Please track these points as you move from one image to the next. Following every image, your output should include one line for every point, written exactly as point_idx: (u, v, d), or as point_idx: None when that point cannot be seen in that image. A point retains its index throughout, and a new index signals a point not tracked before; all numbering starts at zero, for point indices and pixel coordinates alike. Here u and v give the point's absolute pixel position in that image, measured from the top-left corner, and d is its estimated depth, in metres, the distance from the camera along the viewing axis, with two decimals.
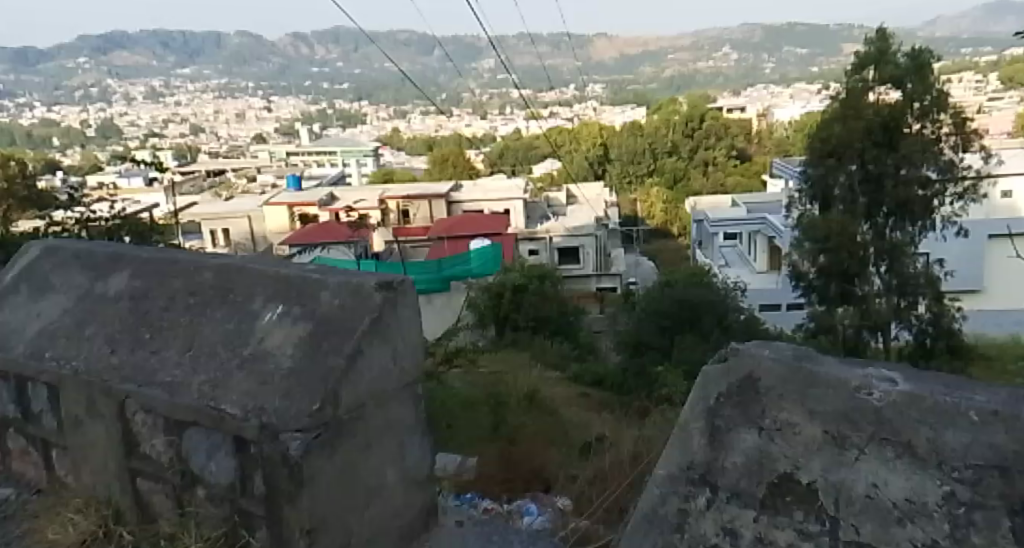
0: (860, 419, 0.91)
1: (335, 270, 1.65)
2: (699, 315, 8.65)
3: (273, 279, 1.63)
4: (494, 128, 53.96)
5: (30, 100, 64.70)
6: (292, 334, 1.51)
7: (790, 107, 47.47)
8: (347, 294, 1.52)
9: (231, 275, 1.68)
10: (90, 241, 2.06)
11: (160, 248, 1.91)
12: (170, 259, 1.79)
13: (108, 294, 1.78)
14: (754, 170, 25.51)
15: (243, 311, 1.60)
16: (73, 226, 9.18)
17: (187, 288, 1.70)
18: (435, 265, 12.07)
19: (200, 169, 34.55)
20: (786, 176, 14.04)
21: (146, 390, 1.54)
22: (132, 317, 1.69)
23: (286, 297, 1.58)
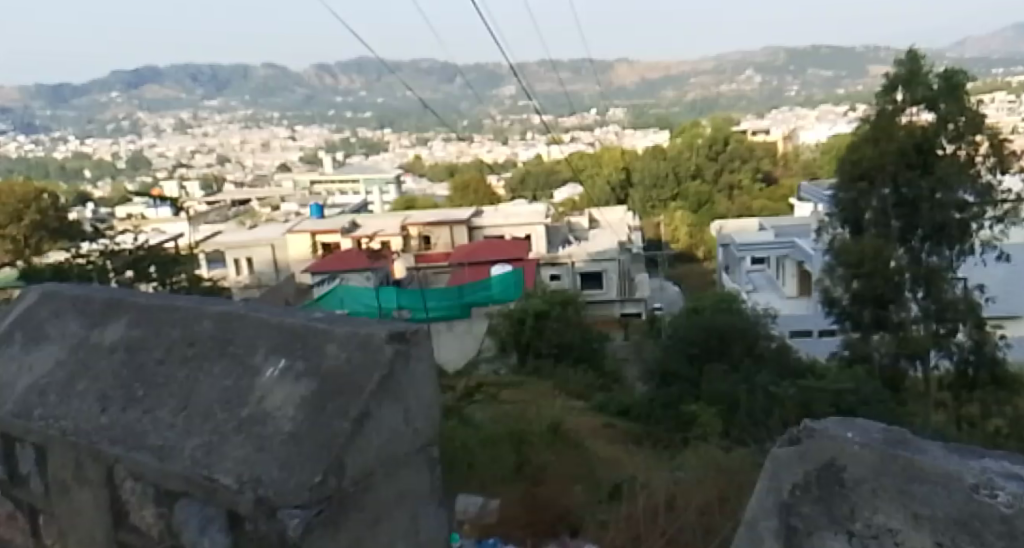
0: (979, 527, 1.07)
1: (340, 320, 1.65)
2: (728, 344, 8.48)
3: (277, 329, 1.64)
4: (516, 153, 54.12)
5: (63, 135, 66.16)
6: (294, 392, 1.50)
7: (815, 130, 47.07)
8: (355, 347, 1.51)
9: (229, 327, 1.70)
10: (87, 287, 2.13)
11: (159, 293, 1.94)
12: (168, 307, 1.82)
13: (103, 345, 1.82)
14: (779, 193, 25.30)
15: (241, 364, 1.61)
16: (98, 258, 9.32)
17: (187, 339, 1.73)
18: (456, 291, 11.92)
19: (225, 198, 35.04)
20: (815, 199, 13.82)
21: (134, 455, 1.57)
22: (124, 373, 1.73)
23: (289, 351, 1.57)
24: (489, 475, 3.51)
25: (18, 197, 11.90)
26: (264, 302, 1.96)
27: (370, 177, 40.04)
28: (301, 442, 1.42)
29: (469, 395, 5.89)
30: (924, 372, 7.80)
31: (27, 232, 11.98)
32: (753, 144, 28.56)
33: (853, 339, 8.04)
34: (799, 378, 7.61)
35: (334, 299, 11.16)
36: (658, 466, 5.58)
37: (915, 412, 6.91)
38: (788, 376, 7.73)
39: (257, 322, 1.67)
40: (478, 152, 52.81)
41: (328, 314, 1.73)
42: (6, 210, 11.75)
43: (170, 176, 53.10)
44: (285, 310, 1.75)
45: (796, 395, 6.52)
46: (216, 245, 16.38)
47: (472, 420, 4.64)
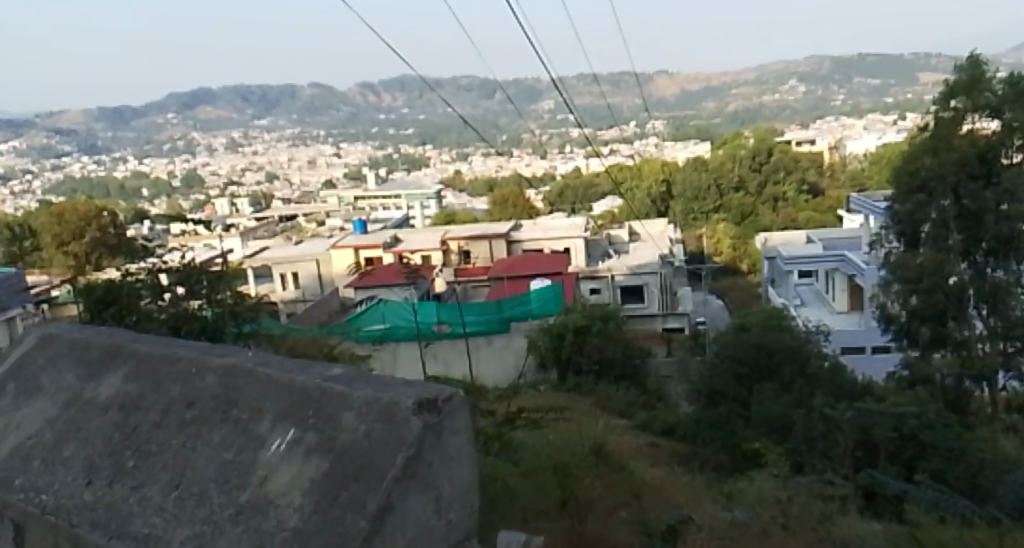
0: None
1: (348, 384, 2.28)
2: (779, 363, 8.14)
3: (285, 391, 2.30)
4: (556, 166, 53.78)
5: (119, 155, 67.81)
6: (305, 463, 2.07)
7: (866, 138, 45.67)
8: (378, 419, 2.10)
9: (233, 389, 2.39)
10: (78, 339, 3.00)
11: (138, 356, 2.75)
12: (158, 375, 2.59)
13: (98, 402, 2.62)
14: (827, 204, 24.67)
15: (247, 431, 2.24)
16: (148, 275, 9.15)
17: (183, 400, 2.45)
18: (496, 305, 11.62)
19: (271, 214, 35.41)
20: (866, 211, 13.39)
21: (119, 539, 2.15)
22: (120, 439, 2.43)
23: (296, 427, 2.17)
24: (531, 509, 3.39)
25: (80, 216, 14.02)
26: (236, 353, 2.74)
27: (411, 192, 40.27)
28: (310, 533, 1.91)
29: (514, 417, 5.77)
30: (989, 393, 7.47)
31: (88, 248, 13.50)
32: (798, 155, 28.14)
33: (913, 358, 7.71)
34: (855, 400, 7.33)
35: (373, 313, 11.08)
36: (708, 498, 5.43)
37: (982, 436, 6.58)
38: (843, 398, 7.45)
39: (260, 390, 2.34)
40: (518, 164, 52.65)
41: (334, 374, 2.38)
42: (71, 228, 13.77)
43: (219, 194, 54.21)
44: (289, 367, 2.45)
45: (854, 418, 6.25)
46: (262, 261, 16.53)
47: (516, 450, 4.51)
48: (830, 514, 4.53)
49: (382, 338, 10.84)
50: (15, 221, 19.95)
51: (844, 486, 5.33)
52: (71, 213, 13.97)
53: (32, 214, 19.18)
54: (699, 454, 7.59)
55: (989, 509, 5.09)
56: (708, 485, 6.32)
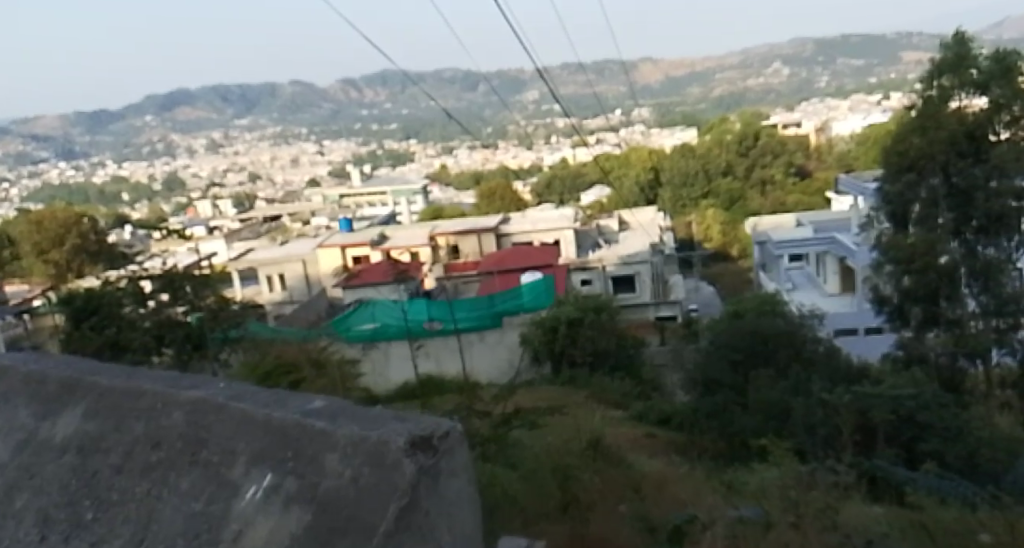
0: None
1: (338, 417, 1.63)
2: (773, 350, 8.07)
3: (261, 431, 1.65)
4: (541, 157, 53.68)
5: (103, 160, 67.39)
6: (284, 519, 1.47)
7: (849, 119, 45.76)
8: (366, 463, 1.46)
9: (203, 427, 1.76)
10: (42, 365, 2.37)
11: (109, 379, 2.13)
12: (122, 404, 1.98)
13: (54, 440, 2.01)
14: (815, 186, 24.64)
15: (218, 479, 1.63)
16: (127, 284, 8.87)
17: (150, 438, 1.83)
18: (487, 300, 11.40)
19: (258, 215, 35.26)
20: (855, 193, 13.35)
21: None
22: (78, 486, 1.84)
23: (272, 468, 1.56)
24: (532, 510, 3.42)
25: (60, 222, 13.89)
26: (226, 378, 2.10)
27: (398, 188, 40.20)
28: None
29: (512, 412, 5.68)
30: (986, 371, 7.41)
31: (69, 256, 13.47)
32: (784, 138, 28.14)
33: (907, 339, 7.66)
34: (854, 385, 7.25)
35: (364, 313, 10.94)
36: (709, 490, 5.35)
37: (982, 415, 6.53)
38: (841, 382, 7.40)
39: (235, 423, 1.71)
40: (504, 157, 52.57)
41: (323, 405, 1.73)
42: (51, 235, 13.60)
43: (204, 196, 54.01)
44: (267, 399, 1.80)
45: (851, 402, 6.21)
46: (249, 263, 16.38)
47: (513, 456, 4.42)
48: (838, 502, 4.44)
49: (372, 338, 10.82)
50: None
51: (848, 473, 5.25)
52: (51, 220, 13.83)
53: (16, 223, 19.02)
54: (698, 443, 7.51)
55: (993, 490, 5.03)
56: (708, 475, 6.25)
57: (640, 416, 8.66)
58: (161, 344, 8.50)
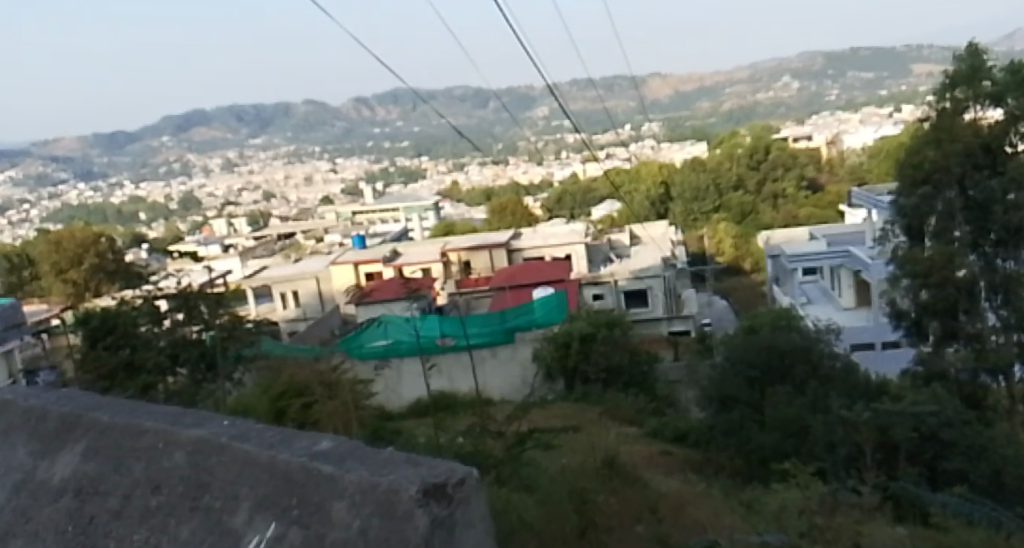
0: None
1: (349, 458, 1.45)
2: (791, 365, 7.93)
3: (266, 474, 1.51)
4: (552, 173, 53.77)
5: (119, 180, 68.18)
6: None
7: (860, 132, 45.60)
8: (379, 516, 1.27)
9: (205, 470, 1.64)
10: (44, 398, 2.30)
11: (109, 414, 2.06)
12: (121, 444, 1.90)
13: (50, 483, 1.94)
14: (827, 199, 24.51)
15: (220, 529, 1.51)
16: (143, 304, 8.93)
17: (150, 481, 1.74)
18: (498, 316, 11.40)
19: (272, 233, 35.50)
20: (868, 206, 13.26)
21: None
22: (75, 533, 1.76)
23: (276, 519, 1.42)
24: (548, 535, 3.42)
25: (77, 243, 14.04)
26: (231, 412, 1.99)
27: (409, 204, 40.33)
28: None
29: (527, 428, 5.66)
30: (1009, 387, 7.28)
31: (87, 276, 13.58)
32: (795, 151, 28.05)
33: (926, 354, 7.56)
34: (873, 401, 7.16)
35: (376, 328, 10.87)
36: (728, 510, 5.30)
37: (1005, 432, 6.42)
38: (860, 400, 7.32)
39: (237, 465, 1.58)
40: (514, 173, 52.70)
41: (334, 445, 1.56)
42: (69, 255, 13.72)
43: (218, 215, 54.46)
44: (275, 437, 1.66)
45: (871, 419, 6.13)
46: (263, 281, 16.44)
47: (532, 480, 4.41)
48: (858, 525, 4.36)
49: (385, 355, 10.79)
50: (16, 251, 20.00)
51: (870, 493, 5.19)
52: (69, 240, 13.98)
53: (34, 244, 19.22)
54: (714, 461, 7.42)
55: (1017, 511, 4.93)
56: (726, 494, 6.18)
57: (655, 433, 8.60)
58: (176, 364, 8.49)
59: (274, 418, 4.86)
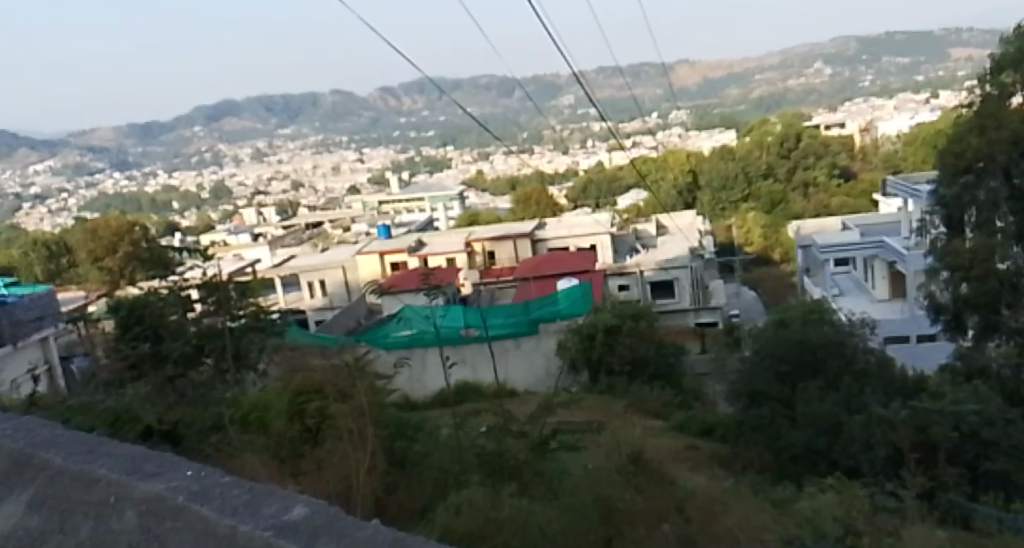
0: None
1: (322, 537, 1.48)
2: (823, 359, 7.62)
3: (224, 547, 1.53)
4: (577, 161, 53.31)
5: (153, 170, 69.22)
6: None
7: (896, 118, 44.44)
8: None
9: (158, 535, 1.65)
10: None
11: (66, 452, 1.96)
12: (69, 495, 1.84)
13: None
14: (860, 188, 23.91)
15: None
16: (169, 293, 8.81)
17: (97, 535, 1.74)
18: (522, 307, 11.25)
19: (300, 222, 35.73)
20: (904, 195, 12.86)
21: None
22: None
23: None
24: None
25: (112, 232, 14.24)
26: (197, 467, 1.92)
27: (433, 194, 40.29)
28: None
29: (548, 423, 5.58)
30: None
31: (122, 263, 13.46)
32: (827, 139, 27.39)
33: (966, 350, 7.34)
34: (909, 399, 6.92)
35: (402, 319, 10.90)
36: (759, 509, 5.18)
37: None
38: (896, 396, 7.08)
39: (191, 539, 1.58)
40: (539, 163, 52.47)
41: (305, 515, 1.57)
42: (104, 244, 13.86)
43: (248, 204, 55.09)
44: (239, 499, 1.65)
45: (910, 416, 6.00)
46: (290, 270, 16.46)
47: (559, 488, 4.35)
48: (894, 532, 4.22)
49: (409, 345, 10.71)
50: (52, 238, 20.33)
51: (910, 498, 5.03)
52: (104, 229, 14.19)
53: (71, 232, 19.52)
54: (743, 456, 7.28)
55: None
56: (755, 491, 6.05)
57: (682, 427, 8.48)
58: (203, 353, 8.42)
59: (291, 415, 4.74)
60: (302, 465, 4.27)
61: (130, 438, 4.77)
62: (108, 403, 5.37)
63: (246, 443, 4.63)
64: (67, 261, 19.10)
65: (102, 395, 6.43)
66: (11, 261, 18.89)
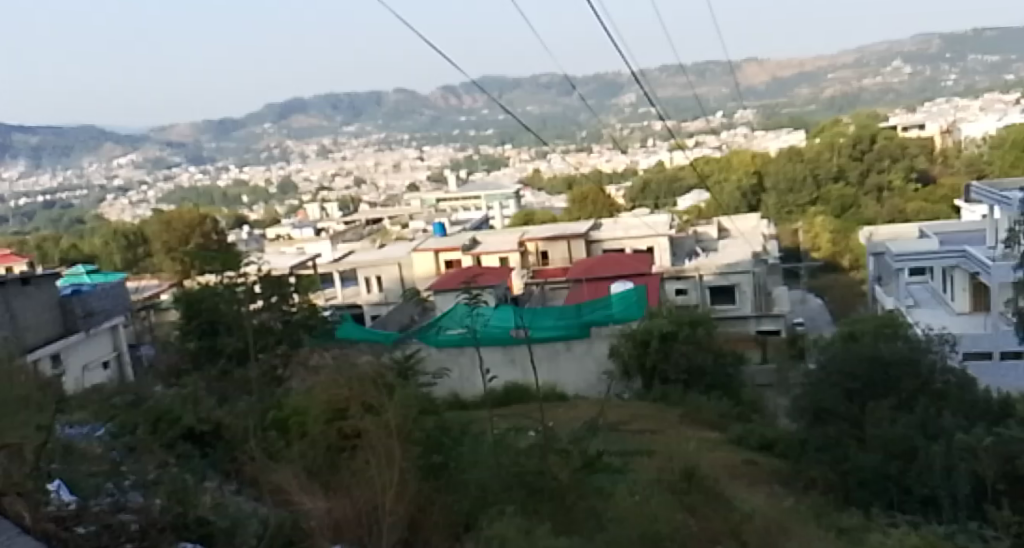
0: None
1: None
2: (896, 378, 6.85)
3: None
4: (639, 160, 52.30)
5: (224, 165, 71.33)
6: None
7: (983, 119, 41.93)
8: None
9: None
10: None
11: None
12: None
13: None
14: (941, 192, 22.50)
15: None
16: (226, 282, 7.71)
17: None
18: (574, 309, 10.73)
19: (361, 217, 36.09)
20: (989, 202, 11.93)
21: None
22: None
23: None
24: None
25: (185, 223, 15.65)
26: None
27: (491, 192, 40.10)
28: None
29: (597, 427, 5.11)
30: None
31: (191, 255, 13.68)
32: (905, 141, 25.97)
33: None
34: (994, 426, 6.26)
35: (454, 316, 10.48)
36: (816, 539, 4.71)
37: None
38: (978, 422, 6.45)
39: None
40: (600, 162, 51.72)
41: None
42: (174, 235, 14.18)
43: (313, 199, 56.13)
44: None
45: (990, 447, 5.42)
46: (348, 265, 16.40)
47: (607, 515, 3.96)
48: None
49: (460, 343, 10.33)
50: (130, 228, 20.76)
51: None
52: (179, 221, 15.57)
53: (148, 223, 19.90)
54: (805, 477, 6.79)
55: None
56: (816, 516, 5.59)
57: (739, 440, 7.96)
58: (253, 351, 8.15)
59: (330, 418, 4.28)
60: (334, 479, 3.88)
61: (164, 441, 4.59)
62: (152, 400, 5.21)
63: (280, 455, 4.25)
64: (143, 251, 19.43)
65: (150, 388, 6.31)
66: (93, 249, 19.47)
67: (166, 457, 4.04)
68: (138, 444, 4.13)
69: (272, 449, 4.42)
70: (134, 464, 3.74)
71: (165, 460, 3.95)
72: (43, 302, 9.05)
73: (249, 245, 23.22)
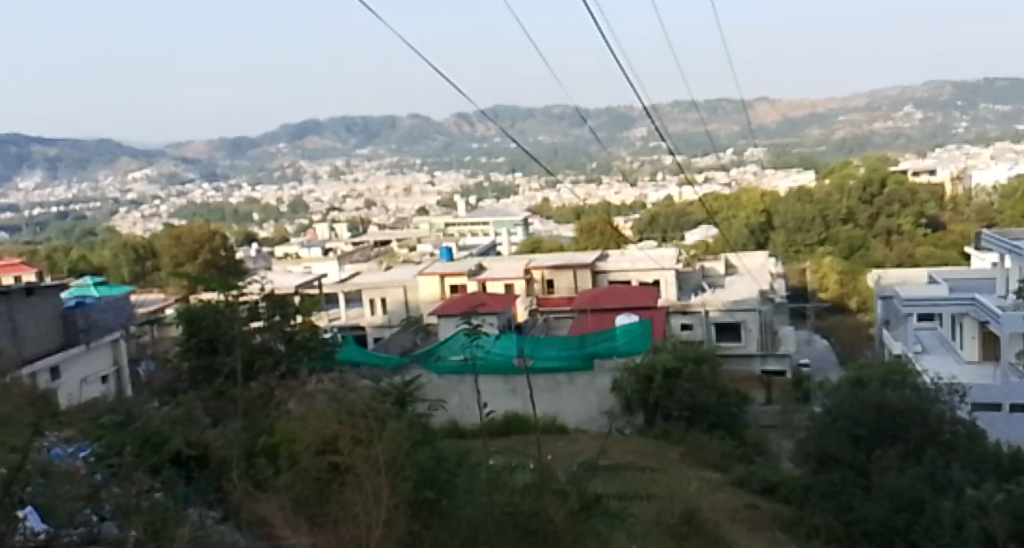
0: None
1: None
2: (905, 426, 6.68)
3: None
4: (648, 193, 52.35)
5: (236, 182, 71.83)
6: None
7: (995, 168, 41.78)
8: None
9: None
10: None
11: None
12: None
13: None
14: (950, 239, 22.35)
15: None
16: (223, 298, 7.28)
17: None
18: (577, 340, 10.58)
19: (369, 239, 36.17)
20: (1001, 250, 11.77)
21: None
22: None
23: None
24: None
25: (194, 239, 15.68)
26: None
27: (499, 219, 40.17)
28: None
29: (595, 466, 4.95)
30: None
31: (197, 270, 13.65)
32: (915, 185, 25.86)
33: None
34: (1004, 482, 6.07)
35: (455, 344, 10.36)
36: None
37: None
38: (987, 475, 6.26)
39: None
40: (609, 195, 51.78)
41: None
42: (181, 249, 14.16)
43: (322, 219, 56.39)
44: None
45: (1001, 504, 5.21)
46: (353, 286, 16.35)
47: None
48: None
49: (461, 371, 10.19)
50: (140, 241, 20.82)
51: None
52: (188, 235, 15.58)
53: (158, 237, 19.94)
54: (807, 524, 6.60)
55: None
56: None
57: (742, 482, 7.78)
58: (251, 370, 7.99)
59: (320, 451, 4.07)
60: (322, 516, 3.70)
61: (151, 463, 4.46)
62: (142, 419, 5.08)
63: (265, 485, 4.07)
64: (151, 264, 19.45)
65: (143, 405, 6.19)
66: (103, 261, 19.56)
67: (152, 481, 3.94)
68: (125, 466, 4.03)
69: (260, 477, 4.23)
70: (117, 487, 3.62)
71: (150, 484, 3.83)
72: (45, 313, 8.96)
73: (257, 262, 23.24)
